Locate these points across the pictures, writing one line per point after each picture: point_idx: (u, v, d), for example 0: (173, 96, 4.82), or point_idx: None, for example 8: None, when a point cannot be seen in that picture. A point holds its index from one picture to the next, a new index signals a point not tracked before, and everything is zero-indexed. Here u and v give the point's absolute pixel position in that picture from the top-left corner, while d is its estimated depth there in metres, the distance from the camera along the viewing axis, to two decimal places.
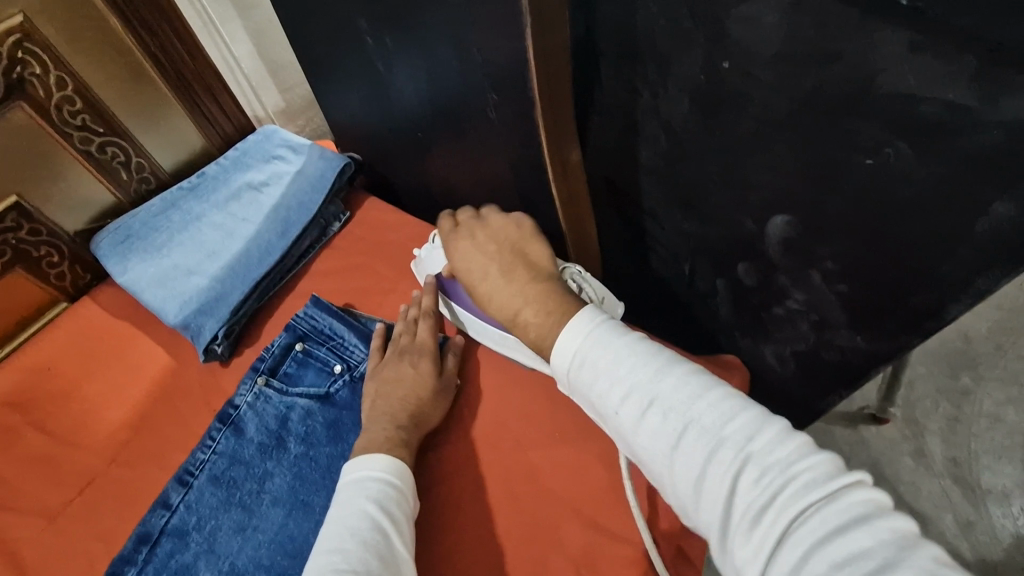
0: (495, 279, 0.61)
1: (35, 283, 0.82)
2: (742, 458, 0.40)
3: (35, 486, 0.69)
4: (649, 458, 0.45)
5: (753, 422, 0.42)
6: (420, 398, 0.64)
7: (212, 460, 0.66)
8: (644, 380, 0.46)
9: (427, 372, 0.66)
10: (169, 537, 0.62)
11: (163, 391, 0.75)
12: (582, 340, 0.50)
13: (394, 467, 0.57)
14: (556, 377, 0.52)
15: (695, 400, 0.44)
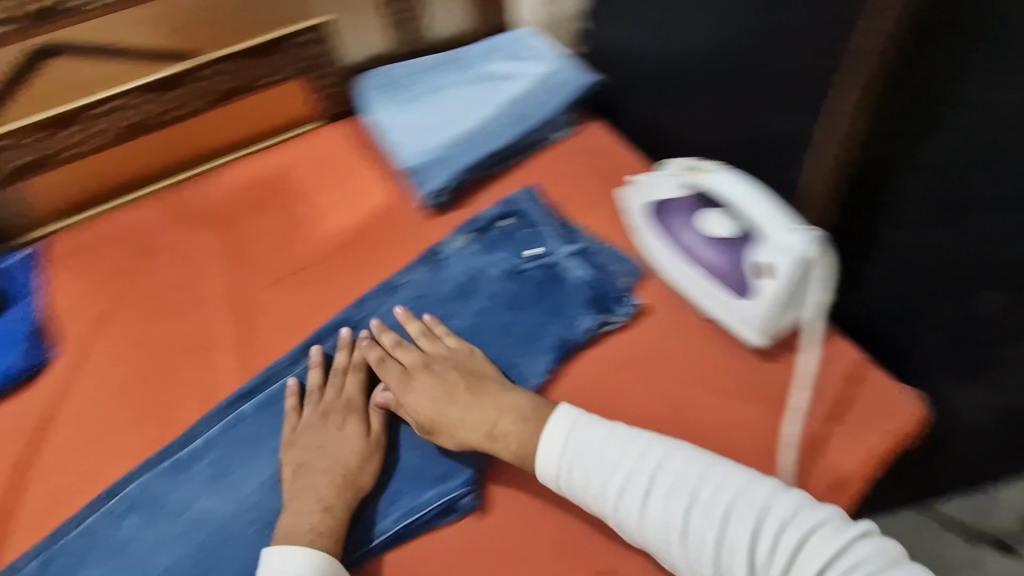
0: (461, 401, 0.63)
1: (305, 96, 0.94)
2: (753, 526, 0.51)
3: (267, 255, 0.82)
4: (660, 545, 0.54)
5: (747, 491, 0.53)
6: (349, 462, 0.62)
7: (412, 283, 0.76)
8: (642, 472, 0.56)
9: (354, 435, 0.64)
10: (364, 330, 0.73)
11: (378, 217, 0.85)
12: (569, 442, 0.59)
13: (314, 562, 0.55)
14: (546, 478, 0.59)
15: (690, 484, 0.54)
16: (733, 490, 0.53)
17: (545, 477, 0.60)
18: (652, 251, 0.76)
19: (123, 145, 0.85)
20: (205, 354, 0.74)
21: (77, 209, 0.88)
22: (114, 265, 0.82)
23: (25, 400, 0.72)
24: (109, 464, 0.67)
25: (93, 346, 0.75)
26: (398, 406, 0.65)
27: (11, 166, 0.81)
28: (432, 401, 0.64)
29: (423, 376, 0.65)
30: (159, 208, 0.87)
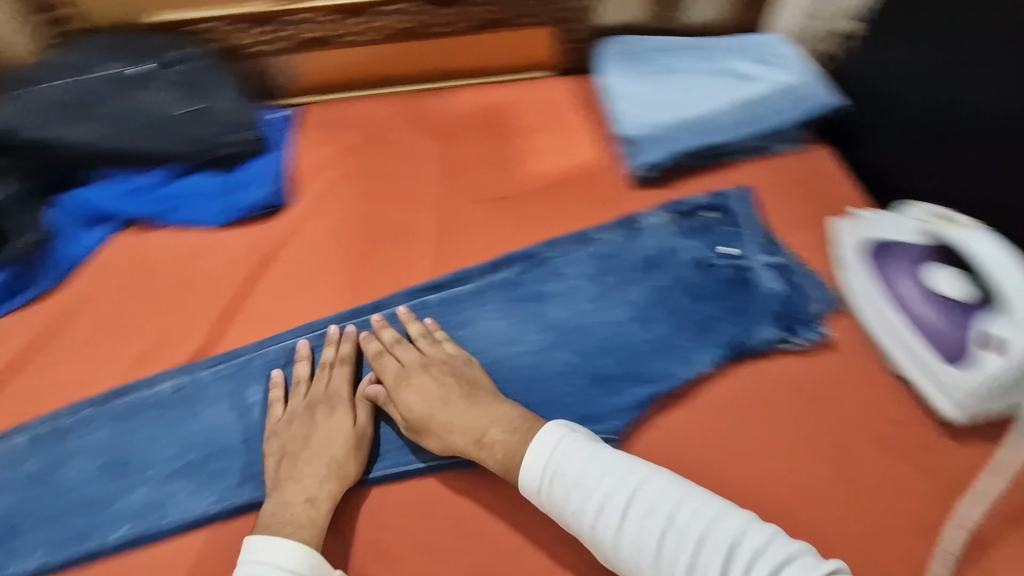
0: (456, 406, 0.64)
1: (550, 45, 1.00)
2: (727, 553, 0.49)
3: (478, 174, 0.89)
4: (633, 568, 0.52)
5: (721, 519, 0.51)
6: (336, 449, 0.63)
7: (605, 242, 0.79)
8: (622, 491, 0.54)
9: (340, 425, 0.65)
10: (547, 268, 0.78)
11: (584, 173, 0.89)
12: (550, 456, 0.57)
13: (306, 561, 0.54)
14: (529, 492, 0.58)
15: (665, 508, 0.52)
16: (708, 516, 0.51)
17: (524, 486, 0.58)
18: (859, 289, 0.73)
19: (389, 46, 0.97)
20: (407, 242, 0.82)
21: (333, 89, 1.00)
22: (351, 144, 0.93)
23: (260, 229, 0.84)
24: (311, 304, 0.77)
25: (320, 204, 0.86)
26: (394, 406, 0.66)
27: (302, 36, 0.94)
28: (425, 402, 0.64)
29: (421, 375, 0.66)
30: (397, 107, 0.97)
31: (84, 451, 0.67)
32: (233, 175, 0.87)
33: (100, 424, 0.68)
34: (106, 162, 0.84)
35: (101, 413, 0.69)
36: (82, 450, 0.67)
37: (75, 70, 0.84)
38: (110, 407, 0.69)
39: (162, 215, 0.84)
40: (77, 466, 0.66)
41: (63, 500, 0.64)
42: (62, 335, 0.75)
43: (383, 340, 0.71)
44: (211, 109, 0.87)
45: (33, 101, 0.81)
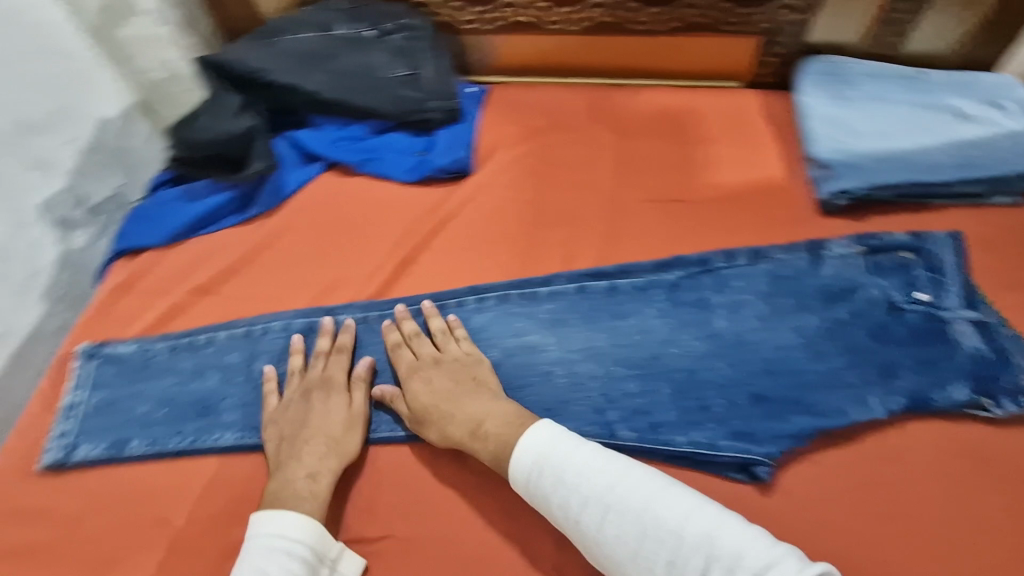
0: (458, 404, 0.67)
1: (748, 56, 0.98)
2: (705, 553, 0.51)
3: (653, 174, 0.89)
4: (616, 561, 0.55)
5: (698, 520, 0.53)
6: (334, 428, 0.68)
7: (781, 263, 0.76)
8: (606, 489, 0.56)
9: (339, 406, 0.69)
10: (714, 279, 0.76)
11: (767, 190, 0.86)
12: (536, 450, 0.60)
13: (313, 532, 0.60)
14: (518, 486, 0.61)
15: (644, 507, 0.55)
16: (686, 516, 0.53)
17: (514, 479, 0.61)
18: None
19: (589, 38, 0.99)
20: (577, 227, 0.84)
21: (524, 73, 1.06)
22: (535, 126, 0.96)
23: (443, 191, 0.90)
24: (481, 267, 0.81)
25: (500, 177, 0.90)
26: (395, 398, 0.70)
27: (511, 20, 0.98)
28: (435, 395, 0.68)
29: (432, 372, 0.70)
30: (583, 98, 1.00)
31: (275, 356, 0.76)
32: (427, 137, 0.95)
33: (290, 336, 0.77)
34: (318, 108, 0.94)
35: (292, 328, 0.77)
36: (273, 356, 0.76)
37: (314, 25, 0.94)
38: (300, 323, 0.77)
39: (360, 164, 0.91)
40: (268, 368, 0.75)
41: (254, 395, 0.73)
42: (267, 253, 0.84)
43: (402, 334, 0.74)
44: (420, 75, 0.94)
45: (285, 49, 0.91)
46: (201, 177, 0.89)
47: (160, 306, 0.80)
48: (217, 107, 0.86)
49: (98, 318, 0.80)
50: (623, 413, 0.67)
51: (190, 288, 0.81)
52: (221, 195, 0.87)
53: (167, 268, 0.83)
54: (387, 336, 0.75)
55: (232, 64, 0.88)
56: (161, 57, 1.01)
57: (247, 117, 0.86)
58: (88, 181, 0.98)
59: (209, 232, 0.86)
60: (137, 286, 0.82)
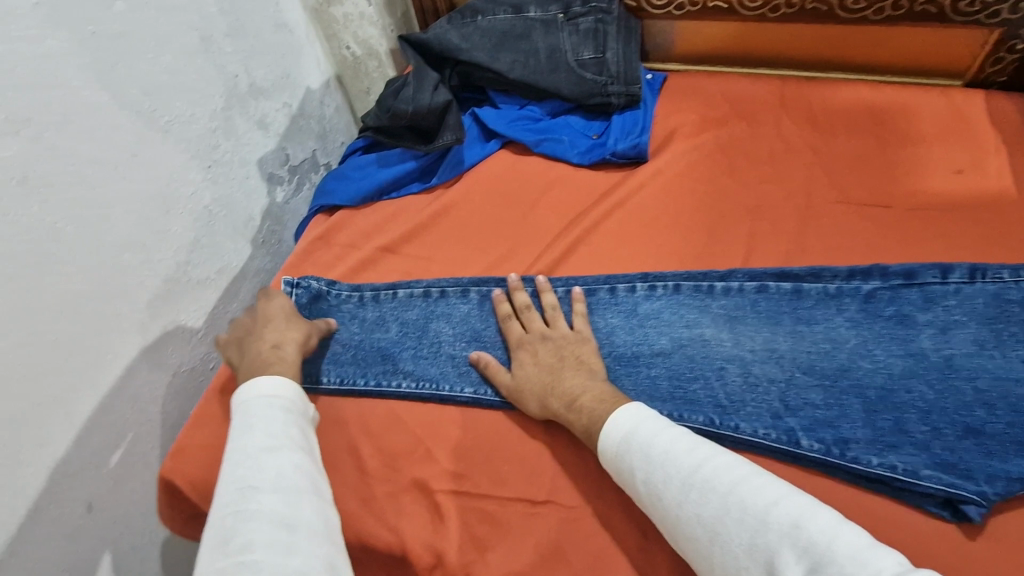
0: (556, 377, 0.68)
1: (976, 51, 0.88)
2: (788, 539, 0.48)
3: (850, 175, 0.82)
4: (694, 543, 0.53)
5: (782, 505, 0.50)
6: (284, 315, 0.77)
7: (1009, 286, 0.67)
8: (688, 468, 0.55)
9: (282, 302, 0.78)
10: (921, 294, 0.69)
11: (990, 203, 0.76)
12: (619, 424, 0.61)
13: (284, 380, 0.66)
14: (605, 461, 0.61)
15: (724, 487, 0.53)
16: (769, 501, 0.51)
17: (601, 452, 0.62)
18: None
19: (788, 25, 0.93)
20: (760, 224, 0.80)
21: (704, 61, 1.03)
22: (717, 115, 0.93)
23: (618, 176, 0.90)
24: (653, 255, 0.80)
25: (678, 164, 0.88)
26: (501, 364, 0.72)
27: (704, 4, 0.95)
28: (541, 368, 0.70)
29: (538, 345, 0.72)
30: (771, 90, 0.94)
31: (447, 316, 0.80)
32: (604, 121, 0.95)
33: (463, 300, 0.80)
34: (499, 86, 0.98)
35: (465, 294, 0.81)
36: (446, 316, 0.80)
37: (509, 5, 0.97)
38: (474, 289, 0.81)
39: (536, 143, 0.93)
40: (442, 328, 0.79)
41: (429, 351, 0.78)
42: (446, 221, 0.90)
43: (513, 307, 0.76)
44: (606, 59, 0.94)
45: (479, 29, 0.95)
46: (394, 146, 0.96)
47: (353, 258, 0.88)
48: (421, 81, 0.92)
49: (300, 262, 0.89)
50: (805, 423, 0.63)
51: (378, 245, 0.88)
52: (409, 163, 0.94)
53: (360, 226, 0.91)
54: (498, 307, 0.76)
55: (432, 43, 0.94)
56: (362, 34, 1.11)
57: (444, 91, 0.92)
58: (293, 143, 1.10)
59: (396, 197, 0.94)
60: (332, 239, 0.91)
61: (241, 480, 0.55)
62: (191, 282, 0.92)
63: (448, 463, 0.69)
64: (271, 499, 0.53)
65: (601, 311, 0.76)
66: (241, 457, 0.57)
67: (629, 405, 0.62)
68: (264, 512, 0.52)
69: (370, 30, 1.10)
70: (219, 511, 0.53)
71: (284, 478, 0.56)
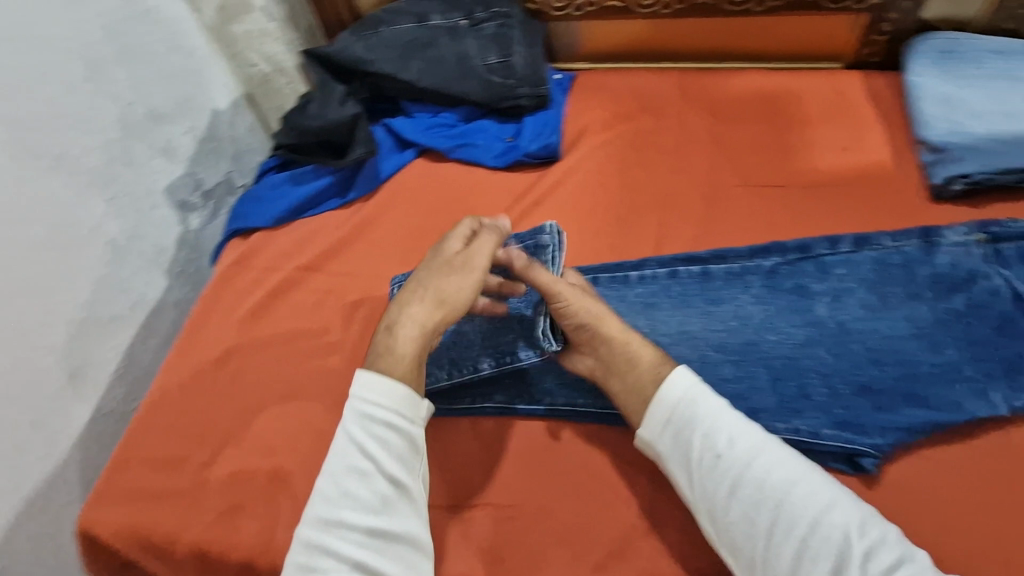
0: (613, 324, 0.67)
1: (854, 35, 0.94)
2: (844, 539, 0.51)
3: (748, 159, 0.87)
4: (726, 514, 0.56)
5: (841, 507, 0.53)
6: (442, 287, 0.66)
7: (890, 251, 0.72)
8: (747, 451, 0.57)
9: (451, 277, 0.66)
10: (815, 265, 0.73)
11: (871, 175, 0.82)
12: (690, 386, 0.61)
13: (397, 393, 0.60)
14: (652, 408, 0.61)
15: (788, 477, 0.55)
16: (830, 498, 0.54)
17: (650, 421, 0.61)
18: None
19: (681, 19, 0.98)
20: (669, 212, 0.84)
21: (611, 58, 1.06)
22: (624, 110, 0.96)
23: (533, 176, 0.91)
24: (571, 250, 0.82)
25: (590, 161, 0.91)
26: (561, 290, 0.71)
27: (601, 5, 0.98)
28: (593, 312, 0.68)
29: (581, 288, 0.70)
30: (673, 83, 0.98)
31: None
32: (517, 123, 0.96)
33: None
34: (412, 95, 0.97)
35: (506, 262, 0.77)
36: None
37: (412, 15, 0.97)
38: (537, 246, 0.75)
39: (451, 149, 0.94)
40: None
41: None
42: (367, 234, 0.89)
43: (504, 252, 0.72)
44: (512, 62, 0.95)
45: (383, 40, 0.95)
46: (307, 162, 0.94)
47: (271, 281, 0.86)
48: (327, 95, 0.92)
49: (218, 289, 0.87)
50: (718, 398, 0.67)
51: (298, 265, 0.86)
52: (323, 180, 0.93)
53: (277, 247, 0.89)
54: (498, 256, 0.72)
55: (339, 55, 0.93)
56: (267, 50, 1.07)
57: (351, 104, 0.90)
58: (204, 166, 1.07)
59: (314, 214, 0.92)
60: (250, 263, 0.89)
61: (330, 512, 0.57)
62: (99, 321, 0.87)
63: None
64: (355, 522, 0.56)
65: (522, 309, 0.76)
66: (337, 472, 0.58)
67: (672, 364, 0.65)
68: (344, 534, 0.56)
69: (275, 46, 1.07)
70: (308, 521, 0.58)
71: (377, 518, 0.57)
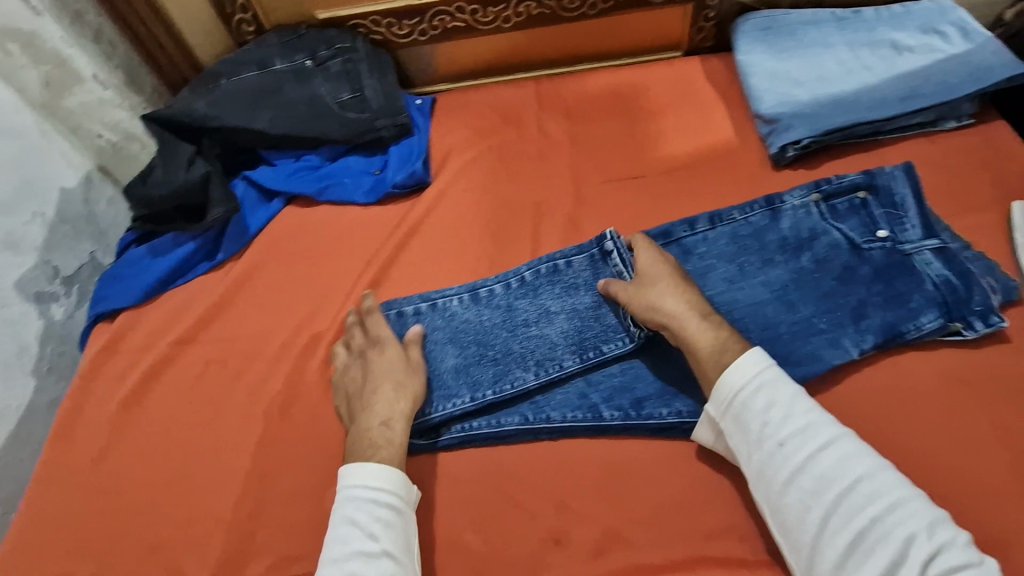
0: (691, 312, 0.65)
1: (684, 24, 1.00)
2: (906, 537, 0.49)
3: (608, 155, 0.90)
4: (780, 499, 0.55)
5: (908, 506, 0.51)
6: (394, 375, 0.68)
7: (741, 223, 0.76)
8: (811, 437, 0.55)
9: (394, 359, 0.69)
10: (678, 248, 0.76)
11: (719, 153, 0.87)
12: (763, 371, 0.59)
13: (389, 474, 0.60)
14: (717, 387, 0.60)
15: (858, 471, 0.53)
16: (897, 496, 0.51)
17: (714, 403, 0.60)
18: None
19: (524, 31, 1.00)
20: (542, 218, 0.85)
21: (468, 76, 1.07)
22: (486, 125, 0.97)
23: (407, 204, 0.91)
24: (450, 272, 0.82)
25: (459, 180, 0.91)
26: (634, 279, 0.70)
27: (445, 26, 0.99)
28: (670, 300, 0.66)
29: (662, 276, 0.68)
30: (529, 92, 1.00)
31: (498, 312, 0.75)
32: (383, 155, 0.96)
33: (522, 294, 0.75)
34: (270, 144, 0.94)
35: (557, 274, 0.75)
36: (504, 309, 0.75)
37: (253, 63, 0.95)
38: (600, 254, 0.75)
39: (319, 192, 0.92)
40: (441, 348, 0.73)
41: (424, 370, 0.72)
42: (242, 293, 0.85)
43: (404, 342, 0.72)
44: (365, 96, 0.95)
45: (226, 93, 0.92)
46: (165, 231, 0.90)
47: (144, 363, 0.80)
48: (170, 158, 0.88)
49: (85, 381, 0.80)
50: (605, 395, 0.68)
51: (172, 340, 0.81)
52: (186, 246, 0.89)
53: (147, 326, 0.84)
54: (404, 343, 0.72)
55: (179, 115, 0.89)
56: (111, 119, 0.99)
57: (200, 164, 0.88)
58: (60, 252, 0.99)
59: (184, 283, 0.88)
60: (119, 348, 0.83)
61: None
62: None
63: (288, 547, 0.66)
64: None
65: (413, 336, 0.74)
66: (339, 557, 0.57)
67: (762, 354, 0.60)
68: None
69: (118, 113, 0.99)
70: None
71: None
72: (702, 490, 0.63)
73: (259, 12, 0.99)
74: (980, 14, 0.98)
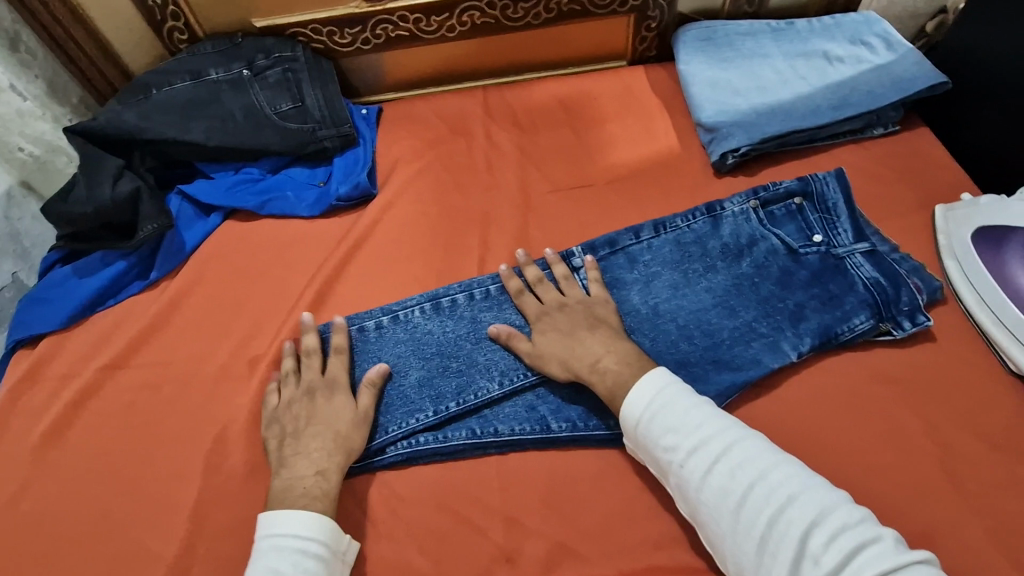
0: (591, 365, 0.65)
1: (626, 34, 1.02)
2: (804, 530, 0.50)
3: (554, 164, 0.90)
4: (697, 513, 0.56)
5: (804, 501, 0.52)
6: (340, 426, 0.65)
7: (682, 230, 0.77)
8: (710, 449, 0.56)
9: (346, 407, 0.67)
10: (623, 256, 0.77)
11: (663, 162, 0.88)
12: (659, 393, 0.60)
13: (322, 526, 0.58)
14: (622, 415, 0.61)
15: (755, 475, 0.54)
16: (794, 491, 0.52)
17: (626, 430, 0.62)
18: (973, 276, 0.72)
19: (469, 40, 1.00)
20: (490, 229, 0.84)
21: (415, 85, 1.06)
22: (433, 135, 0.96)
23: (353, 216, 0.88)
24: (397, 285, 0.80)
25: (404, 190, 0.89)
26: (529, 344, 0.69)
27: (388, 35, 0.98)
28: (569, 360, 0.66)
29: (562, 339, 0.68)
30: (476, 101, 1.00)
31: (463, 323, 0.74)
32: (328, 166, 0.93)
33: (487, 306, 0.75)
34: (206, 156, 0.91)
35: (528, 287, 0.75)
36: (468, 320, 0.74)
37: (187, 72, 0.91)
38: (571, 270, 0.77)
39: (260, 206, 0.88)
40: (405, 360, 0.72)
41: (391, 384, 0.70)
42: (178, 314, 0.81)
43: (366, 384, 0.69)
44: (306, 106, 0.93)
45: (157, 104, 0.88)
46: (92, 250, 0.85)
47: (70, 391, 0.75)
48: (93, 174, 0.83)
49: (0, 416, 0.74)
50: (553, 406, 0.68)
51: (100, 365, 0.77)
52: (116, 265, 0.84)
53: (73, 351, 0.79)
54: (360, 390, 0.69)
55: (106, 127, 0.84)
56: (32, 131, 0.94)
57: (127, 180, 0.84)
58: None
59: (116, 303, 0.83)
60: (42, 376, 0.78)
61: None
62: None
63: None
64: None
65: (363, 354, 0.73)
66: None
67: (673, 379, 0.61)
68: None
69: (40, 125, 0.94)
70: None
71: None
72: (651, 498, 0.63)
73: (191, 20, 0.94)
74: (904, 27, 1.03)
